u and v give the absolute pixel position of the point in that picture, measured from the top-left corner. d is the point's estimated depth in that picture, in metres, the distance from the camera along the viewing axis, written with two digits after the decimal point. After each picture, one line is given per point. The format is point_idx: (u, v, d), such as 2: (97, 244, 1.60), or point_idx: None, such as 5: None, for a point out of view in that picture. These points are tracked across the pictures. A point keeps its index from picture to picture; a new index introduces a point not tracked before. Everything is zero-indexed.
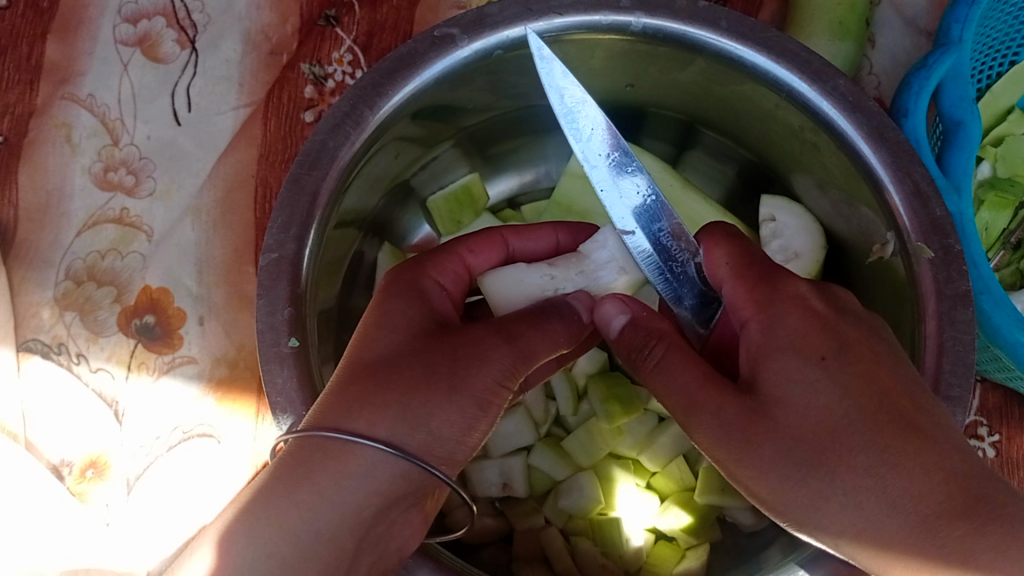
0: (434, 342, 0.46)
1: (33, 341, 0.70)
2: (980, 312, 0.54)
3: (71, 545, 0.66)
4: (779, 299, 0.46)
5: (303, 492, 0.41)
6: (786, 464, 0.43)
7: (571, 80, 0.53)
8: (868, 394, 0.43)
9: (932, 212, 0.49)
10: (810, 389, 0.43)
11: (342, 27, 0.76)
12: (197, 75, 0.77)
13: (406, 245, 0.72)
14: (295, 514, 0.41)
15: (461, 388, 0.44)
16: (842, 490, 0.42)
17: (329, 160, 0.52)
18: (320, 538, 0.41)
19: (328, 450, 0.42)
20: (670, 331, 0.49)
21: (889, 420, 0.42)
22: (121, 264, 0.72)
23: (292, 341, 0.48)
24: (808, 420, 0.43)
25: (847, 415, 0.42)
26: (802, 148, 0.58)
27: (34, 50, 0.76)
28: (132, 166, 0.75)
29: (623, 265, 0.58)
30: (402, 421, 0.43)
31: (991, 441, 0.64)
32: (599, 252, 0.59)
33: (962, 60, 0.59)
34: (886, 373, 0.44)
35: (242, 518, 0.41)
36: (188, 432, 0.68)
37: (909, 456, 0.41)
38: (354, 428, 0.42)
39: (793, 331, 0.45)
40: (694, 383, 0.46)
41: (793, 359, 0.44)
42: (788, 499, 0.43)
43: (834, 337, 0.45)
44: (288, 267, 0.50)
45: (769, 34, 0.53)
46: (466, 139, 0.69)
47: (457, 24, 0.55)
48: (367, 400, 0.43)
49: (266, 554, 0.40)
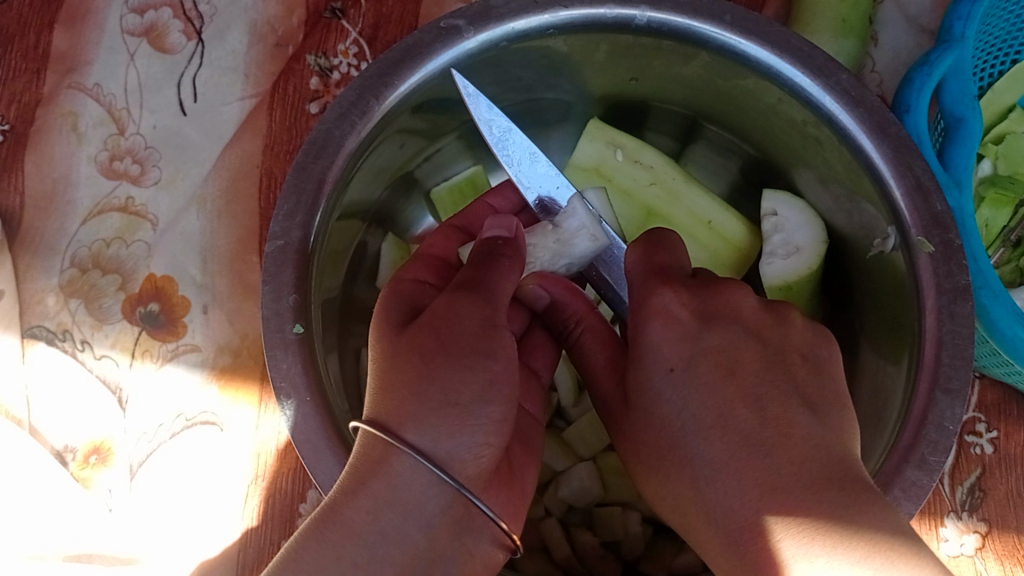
0: (425, 319, 0.46)
1: (38, 327, 0.71)
2: (979, 306, 0.55)
3: (74, 531, 0.66)
4: (648, 305, 0.48)
5: (367, 499, 0.42)
6: (655, 461, 0.48)
7: (495, 111, 0.59)
8: (712, 403, 0.45)
9: (933, 207, 0.50)
10: (663, 395, 0.47)
11: (348, 19, 0.77)
12: (204, 65, 0.77)
13: (409, 236, 0.72)
14: (362, 518, 0.42)
15: (477, 347, 0.46)
16: (682, 492, 0.46)
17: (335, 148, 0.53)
18: (392, 538, 0.42)
19: (375, 457, 0.43)
20: (588, 310, 0.54)
21: (727, 430, 0.44)
22: (126, 252, 0.73)
23: (297, 327, 0.49)
24: (659, 424, 0.47)
25: (684, 426, 0.45)
26: (804, 142, 0.59)
27: (41, 40, 0.77)
28: (137, 155, 0.75)
29: (595, 233, 0.56)
30: (445, 404, 0.44)
31: (989, 438, 0.64)
32: (570, 222, 0.56)
33: (964, 57, 0.59)
34: (737, 387, 0.45)
35: (313, 529, 0.41)
36: (191, 419, 0.68)
37: (732, 468, 0.43)
38: (402, 432, 0.43)
39: (656, 337, 0.47)
40: (600, 362, 0.53)
41: (649, 366, 0.47)
42: (667, 492, 0.48)
43: (693, 345, 0.46)
44: (294, 255, 0.50)
45: (773, 29, 0.54)
46: (469, 132, 0.69)
47: (464, 15, 0.55)
48: (411, 395, 0.44)
49: (338, 557, 0.41)
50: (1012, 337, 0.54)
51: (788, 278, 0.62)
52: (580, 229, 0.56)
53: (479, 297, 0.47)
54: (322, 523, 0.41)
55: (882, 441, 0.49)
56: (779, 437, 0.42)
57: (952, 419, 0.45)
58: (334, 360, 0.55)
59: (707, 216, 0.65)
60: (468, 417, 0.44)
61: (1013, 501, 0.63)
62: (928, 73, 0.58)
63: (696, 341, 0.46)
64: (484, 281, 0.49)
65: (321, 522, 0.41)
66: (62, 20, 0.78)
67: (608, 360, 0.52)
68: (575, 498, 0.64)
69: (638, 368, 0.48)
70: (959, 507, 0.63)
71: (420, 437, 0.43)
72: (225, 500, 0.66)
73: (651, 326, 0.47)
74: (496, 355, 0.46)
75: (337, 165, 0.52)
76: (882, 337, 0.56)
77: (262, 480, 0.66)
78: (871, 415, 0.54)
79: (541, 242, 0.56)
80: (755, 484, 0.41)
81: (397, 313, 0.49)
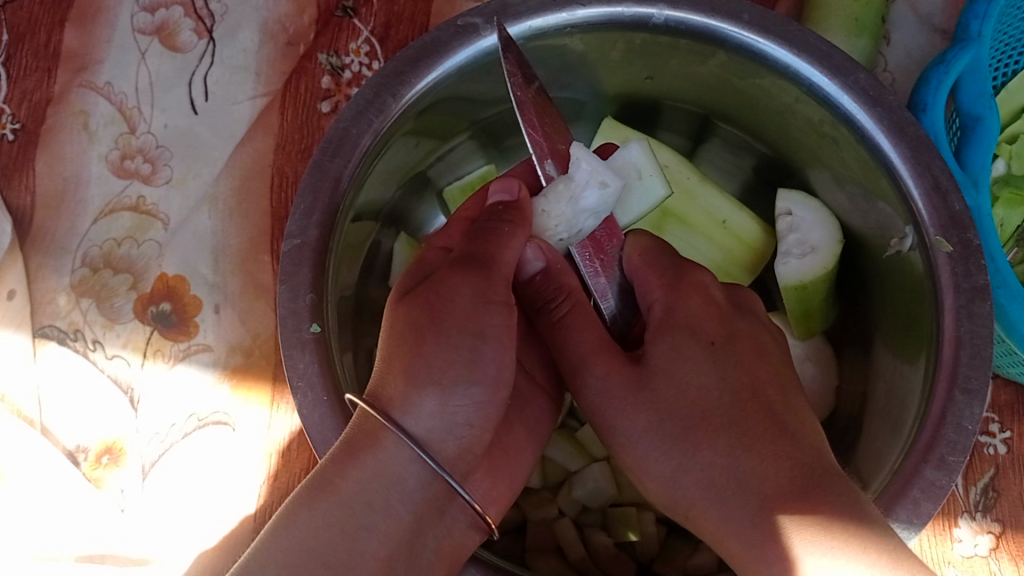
0: (422, 291, 0.46)
1: (49, 327, 0.71)
2: (997, 306, 0.54)
3: (86, 531, 0.66)
4: (685, 284, 0.51)
5: (356, 470, 0.43)
6: (659, 433, 0.47)
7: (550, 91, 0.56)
8: (703, 396, 0.46)
9: (951, 207, 0.49)
10: (696, 364, 0.47)
11: (360, 19, 0.77)
12: (216, 63, 0.77)
13: (421, 235, 0.72)
14: (351, 488, 0.43)
15: (465, 327, 0.45)
16: (702, 463, 0.45)
17: (351, 147, 0.53)
18: (378, 509, 0.43)
19: (369, 432, 0.44)
20: (577, 288, 0.53)
21: (756, 408, 0.45)
22: (137, 251, 0.73)
23: (314, 327, 0.49)
24: (685, 392, 0.47)
25: (721, 396, 0.46)
26: (820, 141, 0.58)
27: (52, 38, 0.77)
28: (148, 154, 0.75)
29: (603, 180, 0.55)
30: (430, 385, 0.44)
31: (1002, 437, 0.64)
32: (579, 173, 0.54)
33: (981, 56, 0.59)
34: (763, 371, 0.48)
35: (304, 496, 0.42)
36: (203, 419, 0.68)
37: (763, 441, 0.44)
38: (389, 410, 0.44)
39: (691, 314, 0.49)
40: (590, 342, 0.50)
41: (686, 336, 0.48)
42: (658, 467, 0.47)
43: (727, 327, 0.49)
44: (310, 254, 0.50)
45: (790, 28, 0.53)
46: (481, 131, 0.69)
47: (480, 14, 0.55)
48: (411, 374, 0.44)
49: (329, 524, 0.42)
50: None
51: (802, 277, 0.61)
52: (590, 179, 0.54)
53: (476, 271, 0.47)
54: (314, 494, 0.42)
55: (898, 444, 0.49)
56: (799, 427, 0.45)
57: (970, 420, 0.45)
58: (348, 358, 0.55)
59: (722, 215, 0.65)
60: (449, 401, 0.45)
61: None
62: (947, 74, 0.57)
63: (729, 323, 0.50)
64: (486, 253, 0.48)
65: (312, 492, 0.42)
66: (73, 18, 0.78)
67: (597, 339, 0.50)
68: (589, 499, 0.64)
69: (667, 337, 0.49)
70: (972, 507, 0.63)
71: (406, 418, 0.44)
72: (236, 498, 0.66)
73: (662, 341, 0.49)
74: (485, 336, 0.46)
75: (353, 163, 0.52)
76: (898, 337, 0.55)
77: (271, 480, 0.66)
78: (887, 414, 0.53)
79: (559, 210, 0.53)
80: (785, 458, 0.43)
81: (414, 280, 0.49)
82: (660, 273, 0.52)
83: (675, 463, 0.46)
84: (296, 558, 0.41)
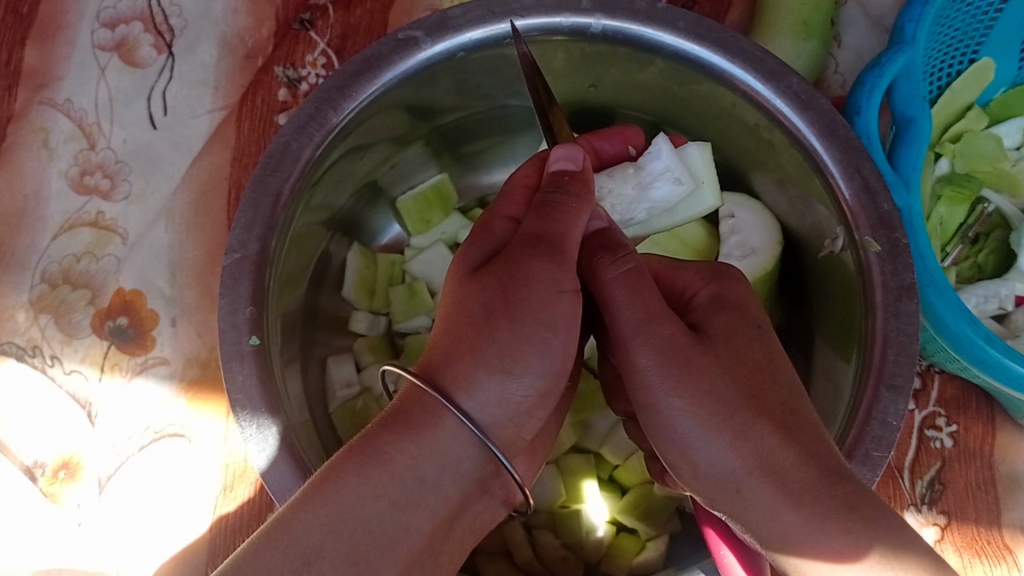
0: (503, 266, 0.46)
1: (9, 344, 0.71)
2: (926, 304, 0.55)
3: (44, 546, 0.67)
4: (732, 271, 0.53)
5: (411, 443, 0.43)
6: (715, 403, 0.45)
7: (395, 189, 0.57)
8: (759, 372, 0.46)
9: (881, 207, 0.50)
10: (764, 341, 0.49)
11: (316, 35, 0.77)
12: (176, 78, 0.78)
13: (374, 244, 0.73)
14: (403, 460, 0.43)
15: (542, 316, 0.46)
16: (762, 432, 0.44)
17: (293, 160, 0.53)
18: (429, 484, 0.43)
19: (424, 405, 0.45)
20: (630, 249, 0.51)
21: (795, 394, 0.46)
22: (95, 267, 0.73)
23: (252, 339, 0.49)
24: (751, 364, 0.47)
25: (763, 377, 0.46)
26: (759, 145, 0.59)
27: (12, 56, 0.78)
28: (108, 170, 0.76)
29: (679, 177, 0.60)
30: (501, 370, 0.45)
31: (950, 431, 0.65)
32: (654, 163, 0.60)
33: (915, 61, 0.60)
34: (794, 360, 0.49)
35: (353, 460, 0.42)
36: (159, 432, 0.68)
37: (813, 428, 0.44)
38: (450, 391, 0.44)
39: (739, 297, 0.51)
40: (643, 310, 0.47)
41: (744, 317, 0.49)
42: (703, 436, 0.46)
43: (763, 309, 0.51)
44: (250, 267, 0.50)
45: (725, 34, 0.54)
46: (436, 139, 0.70)
47: (420, 26, 0.56)
48: (478, 355, 0.45)
49: (377, 493, 0.42)
50: (957, 334, 0.55)
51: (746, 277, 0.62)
52: (664, 171, 0.60)
53: (548, 254, 0.46)
54: (370, 470, 0.42)
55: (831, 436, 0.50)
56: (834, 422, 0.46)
57: (895, 415, 0.46)
58: (294, 371, 0.56)
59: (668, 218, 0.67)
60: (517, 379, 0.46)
61: (972, 493, 0.63)
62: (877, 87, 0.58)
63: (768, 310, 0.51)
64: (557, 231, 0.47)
65: (364, 460, 0.42)
66: (33, 35, 0.78)
67: (657, 303, 0.48)
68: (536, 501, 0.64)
69: (728, 315, 0.49)
70: (918, 500, 0.63)
71: (469, 401, 0.44)
72: (194, 513, 0.66)
73: (717, 320, 0.49)
74: (557, 327, 0.46)
75: (292, 177, 0.53)
76: (835, 334, 0.56)
77: (229, 492, 0.67)
78: (824, 408, 0.54)
79: (621, 189, 0.60)
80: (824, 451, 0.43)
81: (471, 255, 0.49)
82: (696, 270, 0.53)
83: (731, 434, 0.44)
84: (338, 524, 0.41)
